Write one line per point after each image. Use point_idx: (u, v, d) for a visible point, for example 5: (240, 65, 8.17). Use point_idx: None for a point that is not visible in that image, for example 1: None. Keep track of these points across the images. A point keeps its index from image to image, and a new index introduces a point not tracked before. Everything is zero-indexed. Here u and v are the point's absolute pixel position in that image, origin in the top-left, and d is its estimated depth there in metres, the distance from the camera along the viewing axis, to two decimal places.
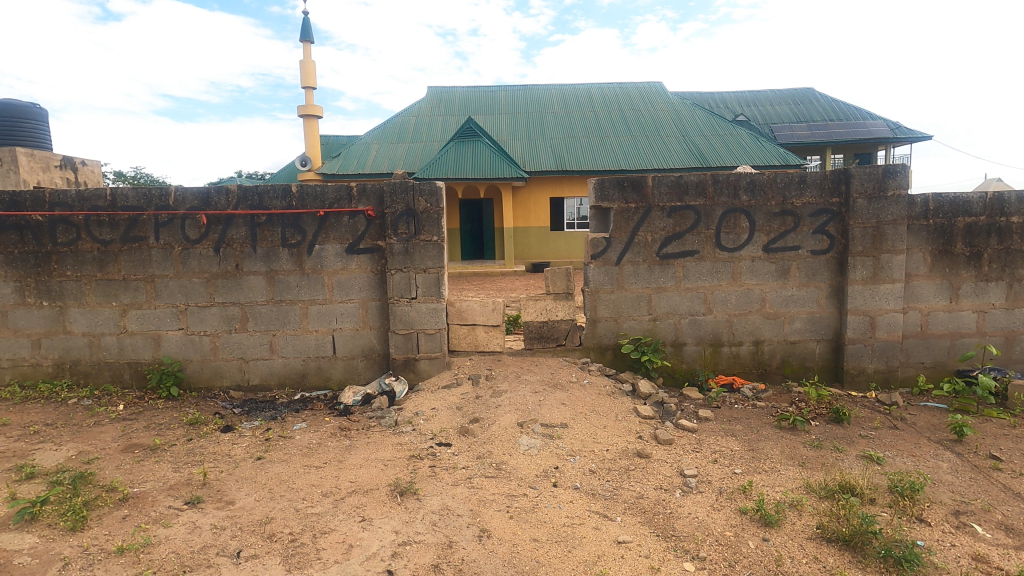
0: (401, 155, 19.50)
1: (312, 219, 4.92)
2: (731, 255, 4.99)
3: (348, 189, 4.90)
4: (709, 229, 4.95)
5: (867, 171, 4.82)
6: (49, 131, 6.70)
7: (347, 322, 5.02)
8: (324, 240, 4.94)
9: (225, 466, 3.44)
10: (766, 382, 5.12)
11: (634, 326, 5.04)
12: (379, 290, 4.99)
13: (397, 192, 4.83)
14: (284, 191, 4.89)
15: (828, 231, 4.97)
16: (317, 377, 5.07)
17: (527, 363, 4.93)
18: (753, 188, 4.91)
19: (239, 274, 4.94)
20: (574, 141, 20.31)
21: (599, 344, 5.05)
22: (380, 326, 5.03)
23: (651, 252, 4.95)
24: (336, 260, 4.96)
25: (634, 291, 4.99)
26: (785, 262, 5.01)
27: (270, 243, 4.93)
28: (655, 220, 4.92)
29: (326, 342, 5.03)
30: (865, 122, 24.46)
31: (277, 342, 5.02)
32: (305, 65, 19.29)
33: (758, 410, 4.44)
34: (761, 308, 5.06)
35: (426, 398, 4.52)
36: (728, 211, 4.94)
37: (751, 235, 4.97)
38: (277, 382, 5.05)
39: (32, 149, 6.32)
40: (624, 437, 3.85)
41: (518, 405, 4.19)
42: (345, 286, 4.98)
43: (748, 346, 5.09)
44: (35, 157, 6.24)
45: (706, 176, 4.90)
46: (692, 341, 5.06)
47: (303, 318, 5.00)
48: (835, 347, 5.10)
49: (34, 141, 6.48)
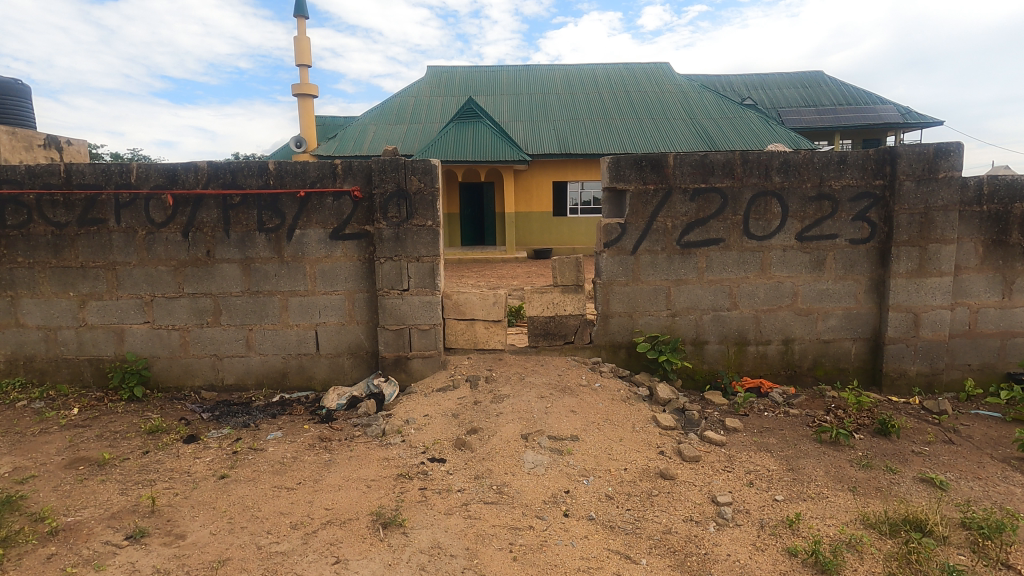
0: (399, 137, 18.87)
1: (291, 200, 4.38)
2: (760, 244, 4.46)
3: (332, 167, 4.36)
4: (737, 215, 4.42)
5: (915, 150, 4.29)
6: (33, 110, 6.12)
7: (332, 316, 4.51)
8: (306, 224, 4.41)
9: (180, 488, 2.95)
10: (796, 385, 4.62)
11: (651, 322, 4.54)
12: (367, 281, 4.47)
13: (386, 169, 4.29)
14: (261, 169, 4.36)
15: (869, 217, 4.45)
16: (299, 376, 4.57)
17: (532, 363, 4.43)
18: (787, 169, 4.38)
19: (210, 262, 4.42)
20: (578, 123, 19.65)
21: (612, 342, 4.55)
22: (368, 320, 4.52)
23: (670, 240, 4.43)
24: (319, 247, 4.44)
25: (651, 283, 4.48)
26: (821, 252, 4.49)
27: (245, 227, 4.40)
28: (675, 203, 4.40)
29: (308, 338, 4.53)
30: (877, 107, 23.74)
31: (254, 338, 4.52)
32: (300, 42, 18.61)
33: (791, 420, 3.95)
34: (792, 304, 4.55)
35: (418, 403, 4.03)
36: (758, 194, 4.41)
37: (783, 221, 4.45)
38: (254, 381, 4.56)
39: (13, 127, 5.73)
40: (644, 453, 3.36)
41: (521, 414, 3.70)
42: (329, 276, 4.47)
43: (777, 345, 4.59)
44: (18, 135, 5.63)
45: (734, 154, 4.36)
46: (714, 340, 4.57)
47: (283, 311, 4.50)
48: (874, 347, 4.60)
49: (17, 119, 5.91)
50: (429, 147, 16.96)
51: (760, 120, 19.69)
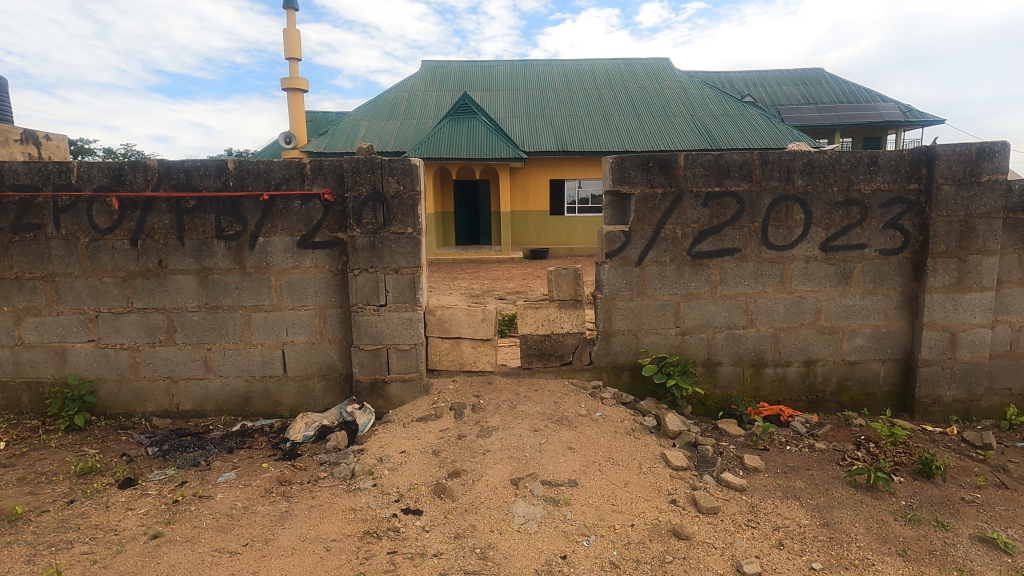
0: (391, 133, 18.35)
1: (253, 204, 3.89)
2: (780, 255, 4.00)
3: (299, 166, 3.86)
4: (754, 222, 3.95)
5: (955, 151, 3.82)
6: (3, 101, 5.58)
7: (300, 334, 4.02)
8: (270, 231, 3.92)
9: (101, 554, 2.46)
10: (818, 411, 4.16)
11: (658, 341, 4.07)
12: (340, 295, 3.98)
13: (360, 169, 3.80)
14: (219, 169, 3.87)
15: (902, 225, 3.98)
16: (264, 401, 4.08)
17: (525, 387, 3.96)
18: (811, 171, 3.91)
19: (162, 274, 3.93)
20: (576, 120, 19.15)
21: (614, 363, 4.08)
22: (341, 339, 4.03)
23: (680, 250, 3.97)
24: (285, 257, 3.94)
25: (658, 298, 4.01)
26: (848, 264, 4.02)
27: (202, 234, 3.91)
28: (686, 209, 3.93)
29: (274, 358, 4.04)
30: (879, 105, 23.32)
31: (213, 358, 4.03)
32: (289, 35, 18.04)
33: (818, 456, 3.49)
34: (815, 321, 4.08)
35: (395, 436, 3.55)
36: (779, 199, 3.94)
37: (806, 229, 3.98)
38: (214, 406, 4.07)
39: None
40: (653, 502, 2.90)
41: (511, 452, 3.23)
42: (297, 289, 3.97)
43: (798, 367, 4.13)
44: None
45: (751, 154, 3.89)
46: (728, 361, 4.10)
47: (245, 328, 4.01)
48: (904, 369, 4.14)
49: None
50: (422, 144, 16.45)
51: (762, 117, 19.23)
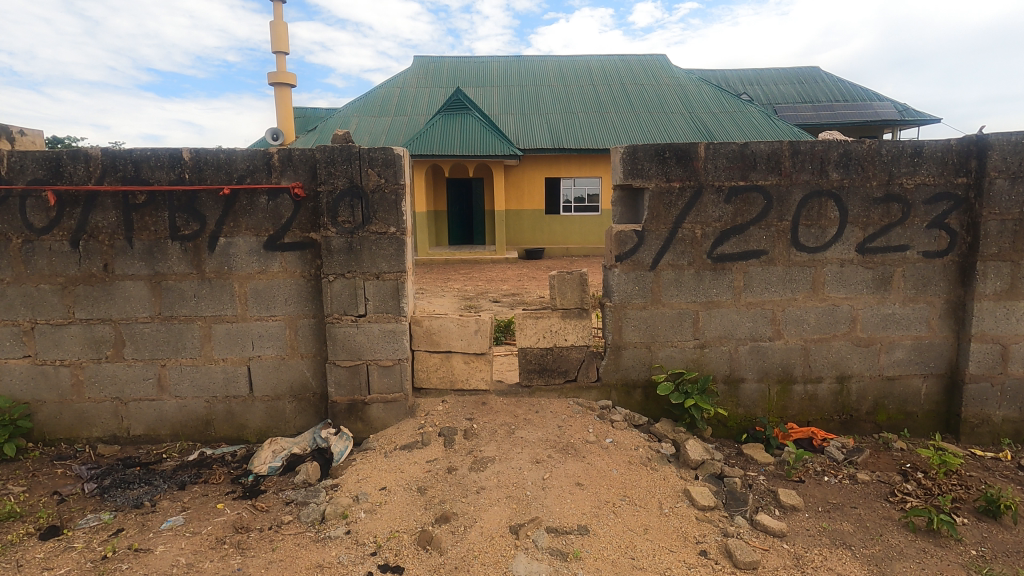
0: (382, 130, 17.82)
1: (213, 200, 3.39)
2: (812, 258, 3.54)
3: (265, 157, 3.37)
4: (783, 221, 3.50)
5: (1010, 139, 3.37)
6: None
7: (268, 348, 3.52)
8: (232, 231, 3.42)
9: None
10: (852, 433, 3.71)
11: (674, 355, 3.61)
12: (313, 303, 3.49)
13: (335, 159, 3.30)
14: (173, 159, 3.36)
15: (948, 224, 3.53)
16: (227, 425, 3.58)
17: (524, 408, 3.49)
18: (847, 163, 3.46)
19: (108, 280, 3.42)
20: (572, 117, 18.70)
21: (625, 380, 3.62)
22: (314, 354, 3.53)
23: (699, 252, 3.50)
24: (250, 260, 3.45)
25: (675, 307, 3.55)
26: (886, 268, 3.57)
27: (154, 234, 3.40)
28: (706, 206, 3.47)
29: (238, 376, 3.54)
30: (876, 104, 23.06)
31: (168, 377, 3.53)
32: (277, 28, 17.46)
33: (863, 489, 3.04)
34: (850, 332, 3.63)
35: (374, 468, 3.07)
36: (811, 194, 3.48)
37: (841, 229, 3.53)
38: (169, 431, 3.57)
39: None
40: (680, 554, 2.43)
41: (510, 491, 2.75)
42: (264, 297, 3.48)
43: (830, 383, 3.68)
44: None
45: (780, 143, 3.44)
46: (752, 377, 3.65)
47: (204, 342, 3.51)
48: (948, 385, 3.70)
49: None
50: (414, 140, 15.94)
51: (761, 114, 18.87)
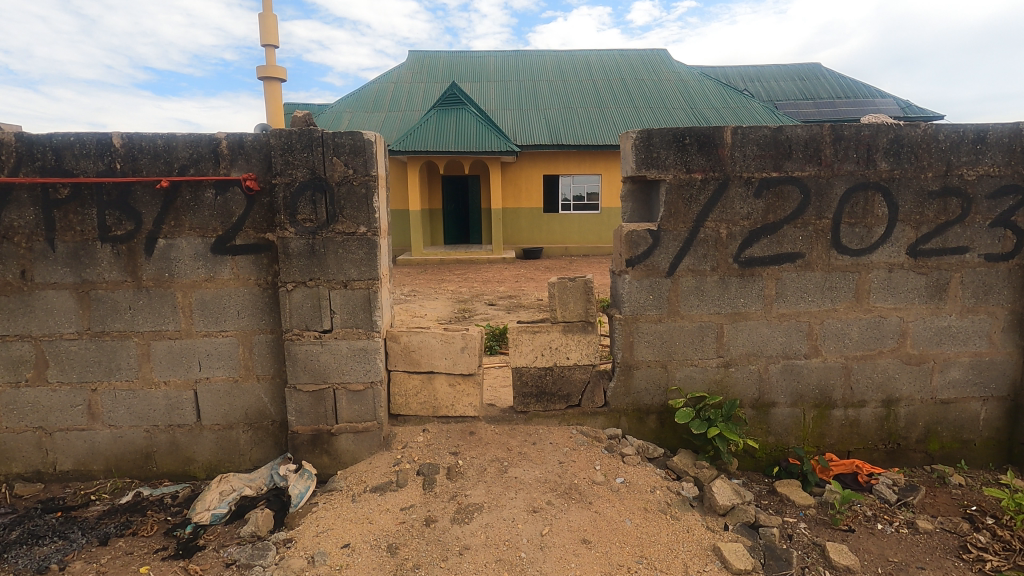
0: (376, 126, 17.28)
1: (149, 194, 2.86)
2: (855, 262, 3.03)
3: (212, 144, 2.84)
4: (823, 219, 2.98)
5: None
6: None
7: (218, 369, 3.00)
8: (173, 231, 2.89)
9: None
10: (898, 464, 3.21)
11: (694, 375, 3.10)
12: (270, 316, 2.96)
13: (293, 146, 2.77)
14: (101, 145, 2.82)
15: (1014, 223, 3.02)
16: (171, 459, 3.06)
17: (520, 440, 2.97)
18: (899, 150, 2.94)
19: (27, 289, 2.89)
20: (571, 112, 18.17)
21: (637, 405, 3.10)
22: (273, 376, 3.01)
23: (724, 255, 2.99)
24: (195, 266, 2.92)
25: (695, 320, 3.04)
26: (942, 274, 3.06)
27: (80, 235, 2.87)
28: (732, 201, 2.95)
29: (183, 401, 3.02)
30: (879, 100, 22.60)
31: (99, 402, 3.00)
32: (266, 20, 16.90)
33: (927, 544, 2.53)
34: (898, 348, 3.12)
35: (339, 518, 2.55)
36: (855, 188, 2.97)
37: (890, 228, 3.01)
38: (103, 466, 3.05)
39: None
40: None
41: (502, 554, 2.24)
42: (212, 309, 2.95)
43: (875, 407, 3.17)
44: None
45: (820, 127, 2.92)
46: (784, 400, 3.13)
47: (142, 362, 2.98)
48: (1010, 409, 3.19)
49: None
50: (408, 136, 15.41)
51: (764, 110, 18.38)
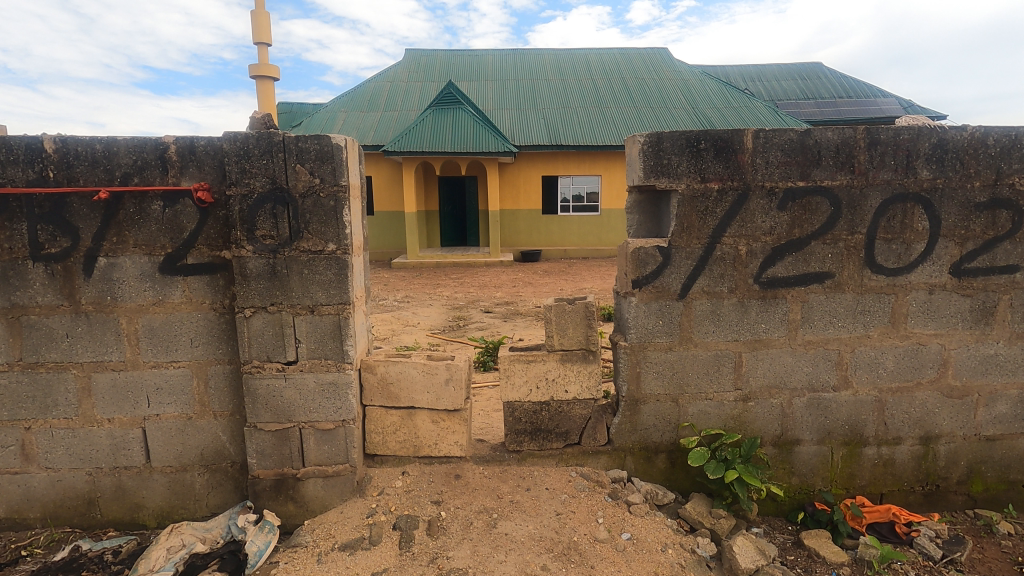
0: (371, 126, 16.91)
1: (88, 207, 2.50)
2: (892, 282, 2.68)
3: (159, 149, 2.49)
4: (855, 234, 2.63)
5: None
6: None
7: (169, 404, 2.64)
8: (115, 249, 2.53)
9: None
10: (937, 508, 2.86)
11: (708, 410, 2.75)
12: (227, 345, 2.60)
13: (251, 152, 2.41)
14: (30, 151, 2.46)
15: None
16: (117, 505, 2.70)
17: (512, 485, 2.62)
18: (942, 157, 2.59)
19: None
20: (570, 112, 17.82)
21: (644, 443, 2.75)
22: (232, 412, 2.65)
23: (744, 275, 2.64)
24: (140, 288, 2.56)
25: (710, 348, 2.69)
26: (989, 296, 2.71)
27: (8, 253, 2.51)
28: (753, 215, 2.61)
29: (129, 441, 2.66)
30: (882, 100, 22.28)
31: (34, 442, 2.64)
32: (259, 17, 16.54)
33: None
34: (938, 379, 2.77)
35: None
36: (893, 199, 2.61)
37: (931, 245, 2.66)
38: (40, 514, 2.69)
39: None
40: None
41: None
42: (161, 337, 2.59)
43: (911, 445, 2.82)
44: None
45: (853, 130, 2.57)
46: (810, 437, 2.78)
47: (81, 397, 2.62)
48: None
49: None
50: (404, 136, 15.04)
51: (767, 110, 18.06)
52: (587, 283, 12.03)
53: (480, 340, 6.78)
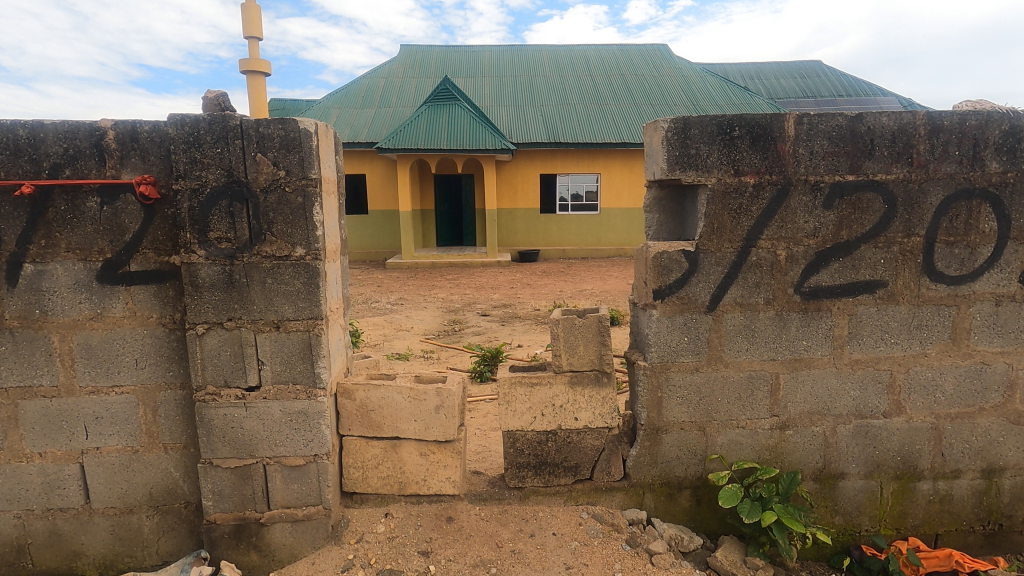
0: (365, 123, 16.50)
1: (10, 205, 2.11)
2: (954, 292, 2.31)
3: (94, 135, 2.10)
4: (912, 236, 2.26)
5: None
6: None
7: (111, 436, 2.25)
8: (43, 253, 2.14)
9: None
10: (998, 550, 2.51)
11: (740, 439, 2.37)
12: (178, 367, 2.21)
13: (201, 138, 2.02)
14: None
15: None
16: (52, 553, 2.31)
17: (513, 531, 2.24)
18: (1014, 147, 2.22)
19: None
20: (568, 109, 17.45)
21: (666, 477, 2.38)
22: (185, 445, 2.26)
23: (782, 284, 2.27)
24: (74, 300, 2.17)
25: (742, 368, 2.32)
26: None
27: None
28: (794, 213, 2.23)
29: (64, 479, 2.26)
30: (883, 98, 22.00)
31: None
32: (249, 11, 16.11)
33: None
34: (1003, 404, 2.40)
35: None
36: (957, 196, 2.24)
37: (999, 249, 2.29)
38: None
39: None
40: None
41: None
42: (100, 357, 2.20)
43: (972, 480, 2.45)
44: None
45: (912, 115, 2.19)
46: (856, 470, 2.42)
47: (5, 429, 2.23)
48: None
49: None
50: (398, 133, 14.64)
51: (769, 107, 17.73)
52: (587, 284, 11.67)
53: (476, 347, 6.39)
